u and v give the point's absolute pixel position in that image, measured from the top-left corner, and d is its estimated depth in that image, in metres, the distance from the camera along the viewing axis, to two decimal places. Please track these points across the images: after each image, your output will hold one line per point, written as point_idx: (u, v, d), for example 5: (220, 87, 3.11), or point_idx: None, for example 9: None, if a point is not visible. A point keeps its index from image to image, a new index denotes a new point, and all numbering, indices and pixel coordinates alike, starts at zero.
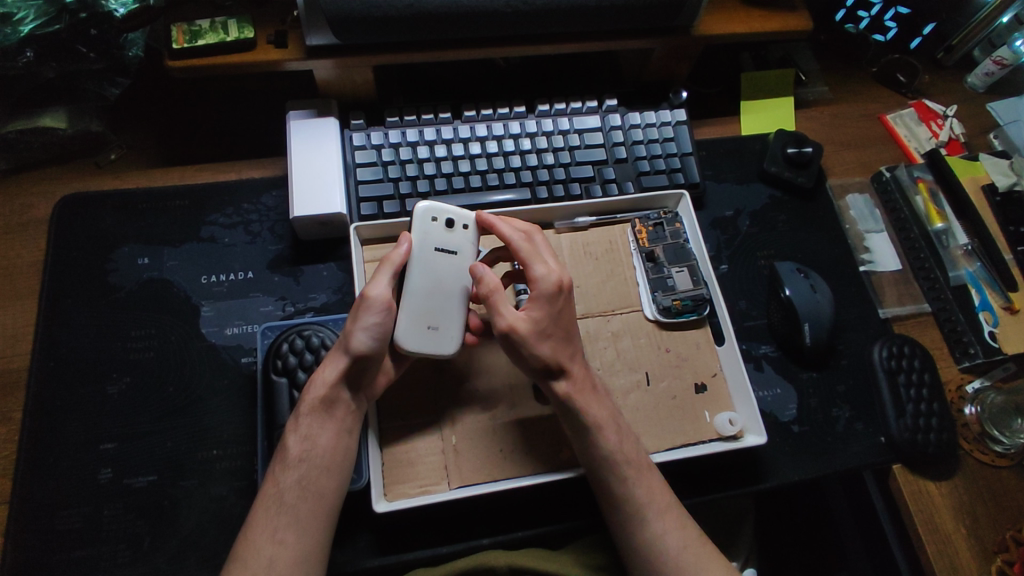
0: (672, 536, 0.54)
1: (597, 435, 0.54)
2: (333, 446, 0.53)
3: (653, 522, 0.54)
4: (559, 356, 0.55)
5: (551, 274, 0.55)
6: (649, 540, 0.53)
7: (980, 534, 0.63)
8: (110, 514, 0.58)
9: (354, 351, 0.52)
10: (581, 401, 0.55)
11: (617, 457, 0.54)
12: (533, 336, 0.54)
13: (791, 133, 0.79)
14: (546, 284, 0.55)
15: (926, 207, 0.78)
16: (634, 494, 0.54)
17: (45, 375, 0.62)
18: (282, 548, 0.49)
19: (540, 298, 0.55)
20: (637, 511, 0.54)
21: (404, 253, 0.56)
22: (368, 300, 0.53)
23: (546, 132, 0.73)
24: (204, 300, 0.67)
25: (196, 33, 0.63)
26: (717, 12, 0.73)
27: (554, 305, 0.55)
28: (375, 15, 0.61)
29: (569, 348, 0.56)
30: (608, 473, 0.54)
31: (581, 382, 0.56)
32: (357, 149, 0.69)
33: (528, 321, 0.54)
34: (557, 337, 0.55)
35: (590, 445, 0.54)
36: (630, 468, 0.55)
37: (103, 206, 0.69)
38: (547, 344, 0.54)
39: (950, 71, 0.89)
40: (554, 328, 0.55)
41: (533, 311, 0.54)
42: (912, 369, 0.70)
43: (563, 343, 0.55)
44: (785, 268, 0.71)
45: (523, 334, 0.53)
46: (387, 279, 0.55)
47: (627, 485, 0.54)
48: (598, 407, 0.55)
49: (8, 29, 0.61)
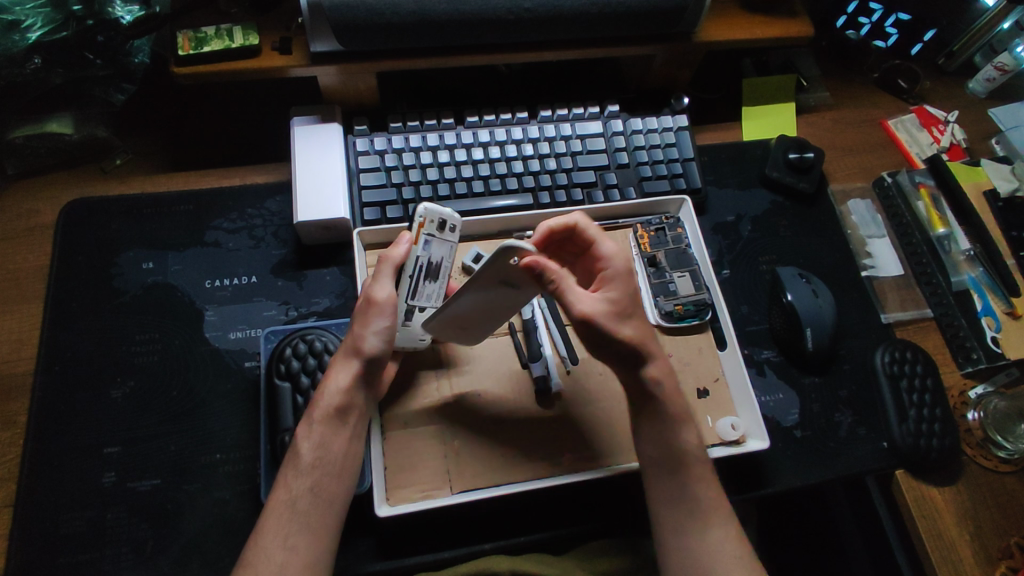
0: (729, 542, 0.53)
1: (682, 426, 0.56)
2: (344, 452, 0.53)
3: (699, 525, 0.53)
4: (645, 339, 0.54)
5: (620, 253, 0.56)
6: (700, 542, 0.53)
7: (984, 541, 0.63)
8: (113, 517, 0.58)
9: (366, 353, 0.54)
10: (666, 386, 0.55)
11: (688, 452, 0.55)
12: (618, 316, 0.53)
13: (793, 139, 0.79)
14: (621, 266, 0.55)
15: (928, 213, 0.78)
16: (693, 492, 0.54)
17: (49, 379, 0.62)
18: (293, 554, 0.49)
19: (615, 278, 0.54)
20: (699, 514, 0.54)
21: (403, 254, 0.57)
22: (377, 304, 0.54)
23: (549, 138, 0.74)
24: (208, 304, 0.67)
25: (202, 40, 0.64)
26: (718, 18, 0.73)
27: (630, 282, 0.55)
28: (380, 22, 0.61)
29: (649, 328, 0.56)
30: (676, 471, 0.55)
31: (665, 366, 0.56)
32: (360, 155, 0.69)
33: (609, 300, 0.53)
34: (635, 317, 0.54)
35: (675, 438, 0.55)
36: (700, 463, 0.55)
37: (109, 210, 0.70)
38: (631, 324, 0.54)
39: (951, 76, 0.89)
40: (633, 306, 0.54)
41: (614, 292, 0.54)
42: (914, 374, 0.70)
43: (643, 322, 0.55)
44: (787, 273, 0.72)
45: (608, 316, 0.52)
46: (390, 279, 0.55)
47: (692, 489, 0.54)
48: (677, 403, 0.56)
49: (17, 36, 0.62)
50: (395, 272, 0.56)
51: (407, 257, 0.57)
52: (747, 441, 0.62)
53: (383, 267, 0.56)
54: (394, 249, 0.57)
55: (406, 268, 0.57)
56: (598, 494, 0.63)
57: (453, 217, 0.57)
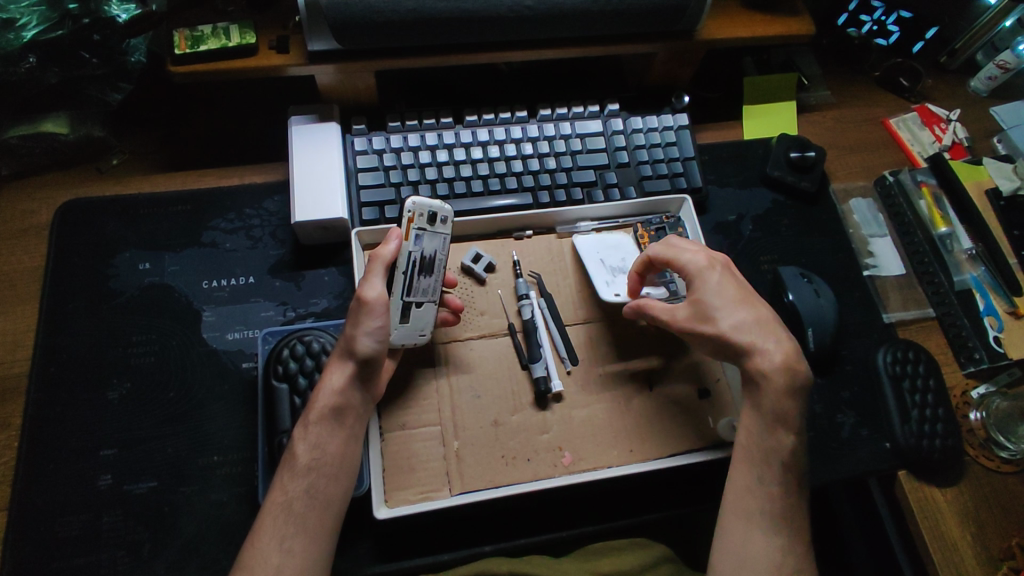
0: (790, 548, 0.52)
1: (778, 425, 0.54)
2: (341, 453, 0.53)
3: (759, 527, 0.52)
4: (744, 332, 0.56)
5: (693, 253, 0.59)
6: (755, 539, 0.51)
7: (987, 542, 0.62)
8: (109, 520, 0.58)
9: (359, 354, 0.53)
10: (775, 378, 0.55)
11: (787, 456, 0.54)
12: (697, 318, 0.57)
13: (795, 137, 0.79)
14: (699, 268, 0.58)
15: (930, 212, 0.77)
16: (770, 490, 0.53)
17: (44, 381, 0.62)
18: (289, 556, 0.49)
19: (694, 278, 0.58)
20: (770, 514, 0.52)
21: (393, 251, 0.56)
22: (367, 304, 0.53)
23: (548, 137, 0.73)
24: (205, 305, 0.67)
25: (199, 38, 0.63)
26: (719, 16, 0.73)
27: (710, 278, 0.57)
28: (378, 20, 0.61)
29: (751, 316, 0.56)
30: (764, 469, 0.53)
31: (774, 354, 0.55)
32: (359, 154, 0.69)
33: (696, 305, 0.57)
34: (724, 314, 0.56)
35: (774, 434, 0.54)
36: (790, 467, 0.54)
37: (105, 211, 0.69)
38: (718, 320, 0.56)
39: (953, 75, 0.89)
40: (719, 301, 0.56)
41: (699, 297, 0.57)
42: (916, 374, 0.69)
43: (744, 313, 0.56)
44: (789, 272, 0.71)
45: (703, 321, 0.56)
46: (381, 278, 0.55)
47: (772, 487, 0.53)
48: (784, 399, 0.54)
49: (12, 35, 0.62)
50: (386, 271, 0.55)
51: (397, 252, 0.56)
52: None
53: (375, 266, 0.55)
54: (383, 247, 0.56)
55: (398, 264, 0.57)
56: (599, 495, 0.62)
57: (443, 208, 0.58)
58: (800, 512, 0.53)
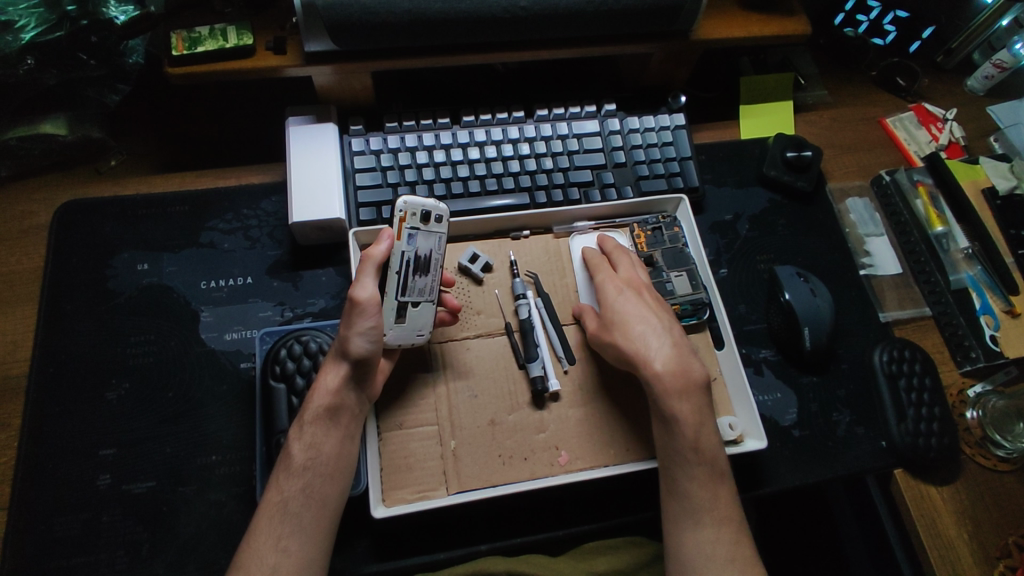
0: (720, 546, 0.53)
1: (676, 425, 0.55)
2: (336, 452, 0.53)
3: (691, 526, 0.53)
4: (634, 342, 0.58)
5: (607, 275, 0.64)
6: (688, 540, 0.53)
7: (983, 540, 0.63)
8: (108, 520, 0.58)
9: (352, 355, 0.53)
10: (666, 382, 0.56)
11: (688, 454, 0.55)
12: (602, 329, 0.60)
13: (791, 137, 0.79)
14: (610, 285, 0.63)
15: (926, 211, 0.78)
16: (684, 489, 0.54)
17: (43, 381, 0.62)
18: (285, 555, 0.49)
19: (603, 295, 0.62)
20: (692, 512, 0.54)
21: (384, 252, 0.56)
22: (358, 304, 0.53)
23: (545, 137, 0.73)
24: (203, 305, 0.67)
25: (196, 40, 0.64)
26: (715, 16, 0.73)
27: (616, 294, 0.62)
28: (375, 22, 0.61)
29: (649, 327, 0.59)
30: (676, 467, 0.55)
31: (669, 363, 0.57)
32: (356, 155, 0.69)
33: (601, 315, 0.61)
34: (619, 324, 0.60)
35: (672, 435, 0.55)
36: (696, 462, 0.54)
37: (103, 211, 0.69)
38: (616, 330, 0.59)
39: (950, 74, 0.89)
40: (620, 313, 0.60)
41: (603, 308, 0.61)
42: (913, 373, 0.69)
43: (642, 324, 0.59)
44: (785, 272, 0.71)
45: (601, 329, 0.60)
46: (372, 278, 0.55)
47: (682, 486, 0.54)
48: (680, 400, 0.55)
49: (10, 37, 0.62)
50: (376, 271, 0.55)
51: (388, 252, 0.56)
52: (745, 441, 0.62)
53: (366, 266, 0.55)
54: (374, 248, 0.56)
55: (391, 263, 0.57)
56: (595, 495, 0.62)
57: (437, 207, 0.57)
58: (724, 511, 0.54)
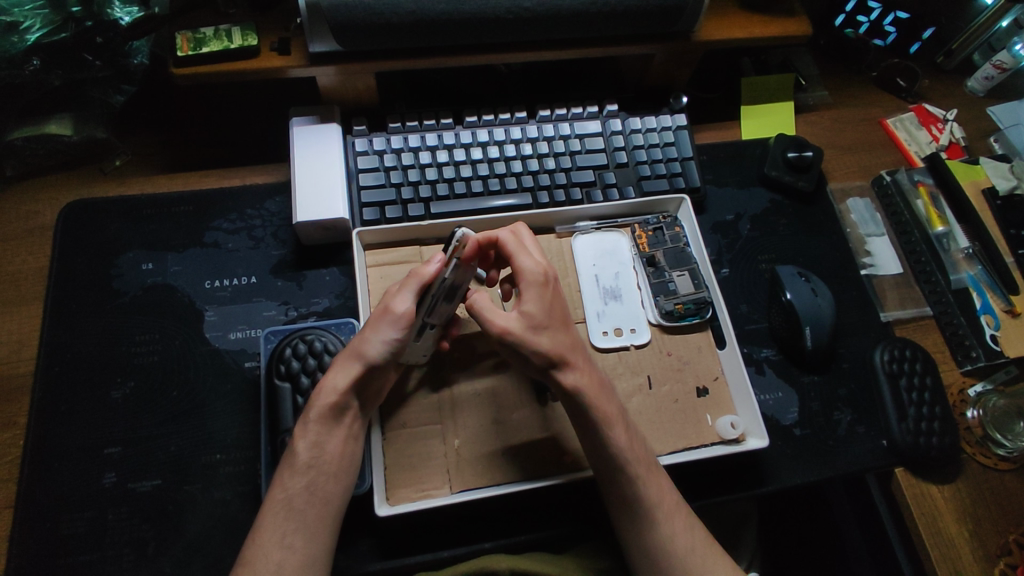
0: (681, 540, 0.54)
1: (605, 432, 0.54)
2: (341, 452, 0.53)
3: (655, 531, 0.53)
4: (561, 353, 0.54)
5: (535, 267, 0.57)
6: (654, 544, 0.53)
7: (983, 538, 0.63)
8: (114, 518, 0.58)
9: (368, 358, 0.53)
10: (591, 394, 0.54)
11: (622, 460, 0.54)
12: (529, 328, 0.54)
13: (792, 137, 0.79)
14: (536, 279, 0.56)
15: (927, 211, 0.78)
16: (628, 496, 0.54)
17: (48, 380, 0.63)
18: (290, 552, 0.49)
19: (530, 291, 0.55)
20: (644, 516, 0.54)
21: (433, 273, 0.55)
22: (392, 312, 0.54)
23: (548, 138, 0.74)
24: (208, 305, 0.67)
25: (201, 41, 0.64)
26: (717, 17, 0.73)
27: (546, 294, 0.56)
28: (379, 22, 0.61)
29: (569, 338, 0.56)
30: (619, 477, 0.54)
31: (586, 375, 0.55)
32: (359, 155, 0.69)
33: (519, 311, 0.55)
34: (547, 328, 0.55)
35: (600, 444, 0.54)
36: (634, 466, 0.54)
37: (108, 211, 0.70)
38: (545, 335, 0.54)
39: (950, 75, 0.89)
40: (547, 319, 0.55)
41: (520, 304, 0.55)
42: (914, 373, 0.70)
43: (563, 334, 0.55)
44: (786, 272, 0.72)
45: (519, 327, 0.54)
46: (412, 294, 0.54)
47: (628, 495, 0.54)
48: (605, 404, 0.55)
49: (16, 38, 0.62)
50: (420, 289, 0.54)
51: (437, 277, 0.55)
52: (747, 440, 0.62)
53: (412, 281, 0.55)
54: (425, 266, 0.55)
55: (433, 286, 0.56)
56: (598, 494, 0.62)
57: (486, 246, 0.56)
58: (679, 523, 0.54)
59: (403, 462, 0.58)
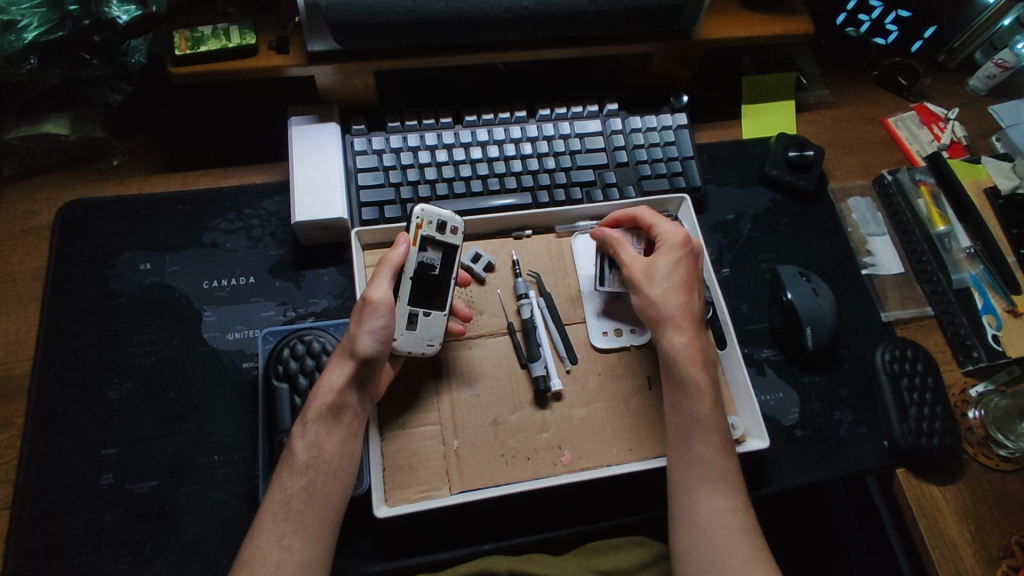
0: (728, 514, 0.53)
1: (694, 391, 0.56)
2: (339, 451, 0.53)
3: (705, 498, 0.53)
4: (667, 306, 0.59)
5: (675, 231, 0.62)
6: (698, 510, 0.53)
7: (985, 539, 0.63)
8: (111, 519, 0.58)
9: (360, 353, 0.53)
10: (687, 354, 0.57)
11: (706, 423, 0.55)
12: (648, 279, 0.60)
13: (793, 137, 0.79)
14: (667, 240, 0.61)
15: (929, 211, 0.78)
16: (702, 460, 0.54)
17: (45, 380, 0.62)
18: (288, 554, 0.49)
19: (662, 249, 0.61)
20: (704, 479, 0.54)
21: (401, 255, 0.57)
22: (371, 304, 0.54)
23: (547, 137, 0.73)
24: (206, 305, 0.67)
25: (198, 40, 0.64)
26: (717, 15, 0.73)
27: (675, 257, 0.60)
28: (377, 21, 0.61)
29: (687, 301, 0.59)
30: (700, 438, 0.55)
31: (692, 337, 0.58)
32: (358, 154, 0.69)
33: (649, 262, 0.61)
34: (661, 283, 0.60)
35: (690, 400, 0.56)
36: (712, 429, 0.55)
37: (106, 211, 0.70)
38: (658, 289, 0.59)
39: (952, 74, 0.89)
40: (668, 277, 0.60)
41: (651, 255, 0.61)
42: (915, 373, 0.69)
43: (680, 294, 0.59)
44: (787, 272, 0.71)
45: (640, 272, 0.61)
46: (387, 281, 0.55)
47: (696, 455, 0.55)
48: (699, 367, 0.57)
49: (12, 36, 0.62)
50: (393, 275, 0.56)
51: (407, 258, 0.57)
52: (747, 440, 0.62)
53: (384, 270, 0.56)
54: (392, 252, 0.57)
55: (406, 269, 0.57)
56: (598, 494, 0.62)
57: (453, 218, 0.59)
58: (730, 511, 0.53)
59: (404, 462, 0.58)
